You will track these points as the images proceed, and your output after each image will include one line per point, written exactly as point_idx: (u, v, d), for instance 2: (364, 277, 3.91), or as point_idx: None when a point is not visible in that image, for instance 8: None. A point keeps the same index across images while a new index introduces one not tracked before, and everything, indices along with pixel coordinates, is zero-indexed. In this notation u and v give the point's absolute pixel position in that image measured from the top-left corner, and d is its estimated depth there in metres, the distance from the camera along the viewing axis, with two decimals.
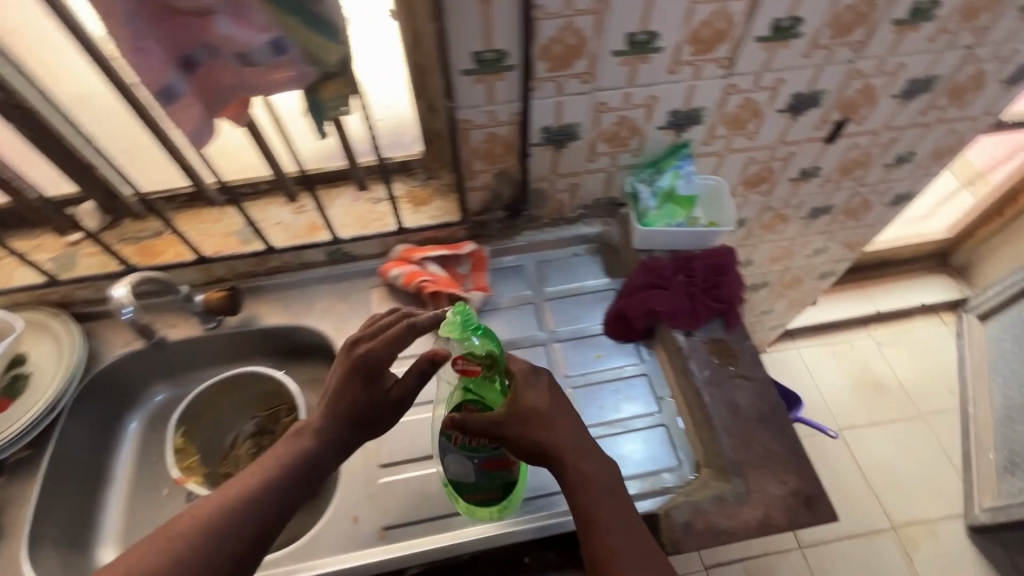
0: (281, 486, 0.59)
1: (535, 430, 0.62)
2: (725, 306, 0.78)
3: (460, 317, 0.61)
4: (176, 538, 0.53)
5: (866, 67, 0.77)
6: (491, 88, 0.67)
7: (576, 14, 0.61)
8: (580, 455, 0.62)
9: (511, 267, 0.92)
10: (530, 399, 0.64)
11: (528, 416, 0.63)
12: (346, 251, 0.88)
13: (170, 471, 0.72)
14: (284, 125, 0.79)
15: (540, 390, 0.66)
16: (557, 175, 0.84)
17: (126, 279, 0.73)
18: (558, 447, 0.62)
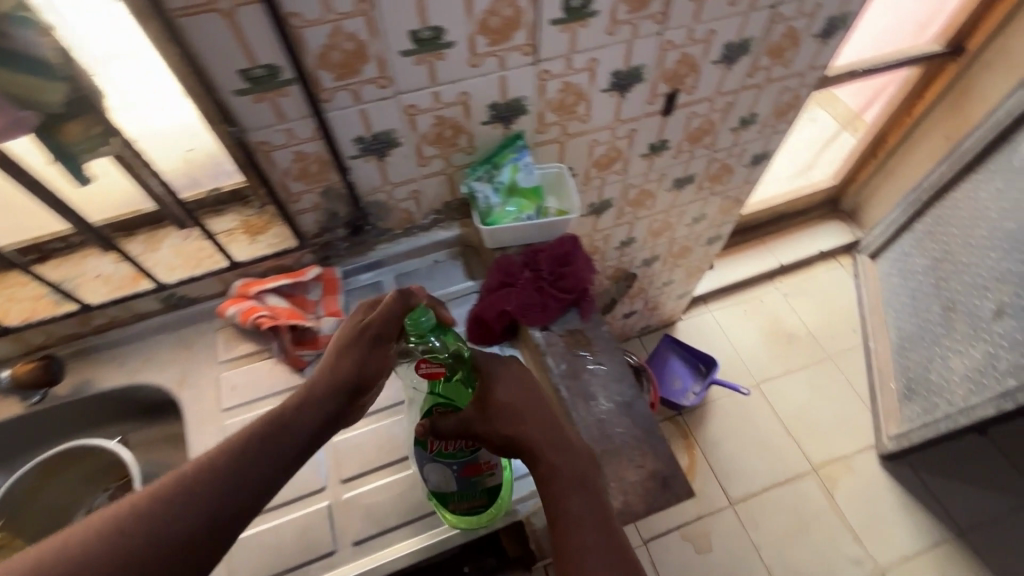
0: (250, 458, 0.51)
1: (503, 422, 0.61)
2: (575, 295, 0.79)
3: (416, 319, 0.62)
4: (114, 517, 0.46)
5: (677, 37, 0.77)
6: (277, 105, 0.62)
7: (341, 18, 0.57)
8: (553, 447, 0.61)
9: (369, 285, 0.88)
10: (500, 390, 0.64)
11: (494, 408, 0.62)
12: (180, 295, 0.81)
13: None
14: (54, 179, 0.69)
15: (507, 377, 0.65)
16: (392, 184, 0.80)
17: None
18: (528, 439, 0.61)
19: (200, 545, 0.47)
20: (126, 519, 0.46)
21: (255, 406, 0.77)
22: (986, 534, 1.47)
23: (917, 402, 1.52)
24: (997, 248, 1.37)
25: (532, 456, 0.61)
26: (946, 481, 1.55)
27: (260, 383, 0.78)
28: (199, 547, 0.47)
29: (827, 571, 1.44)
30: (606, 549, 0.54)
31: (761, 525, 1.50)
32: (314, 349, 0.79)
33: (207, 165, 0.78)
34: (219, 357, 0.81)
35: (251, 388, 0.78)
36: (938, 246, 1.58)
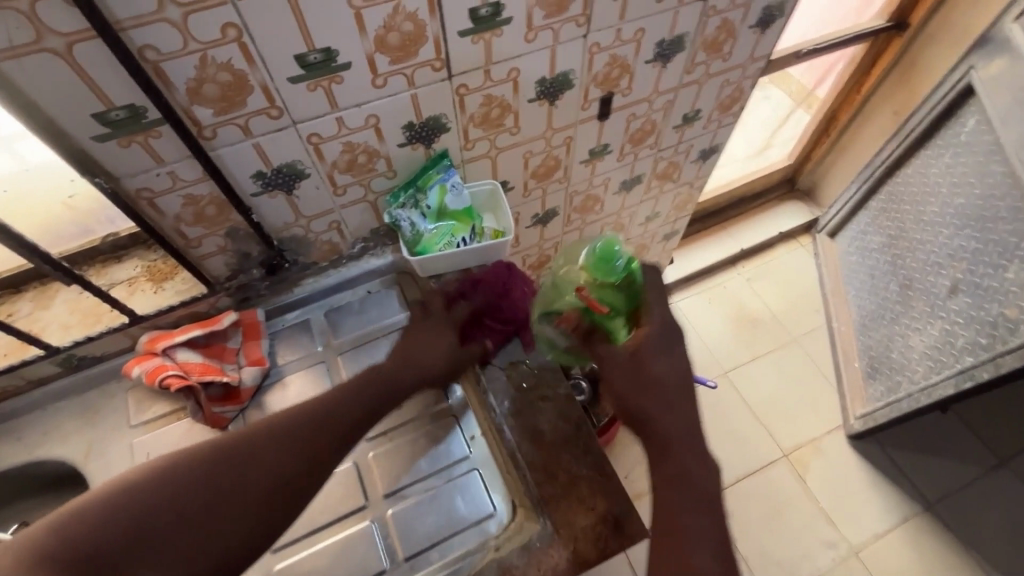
0: (343, 407, 0.59)
1: (649, 391, 0.66)
2: (512, 324, 0.74)
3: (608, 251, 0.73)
4: (225, 440, 0.54)
5: (604, 39, 0.71)
6: (149, 147, 0.55)
7: (207, 47, 0.50)
8: (688, 453, 0.61)
9: (296, 324, 0.81)
10: (656, 370, 0.68)
11: (638, 382, 0.67)
12: (80, 356, 0.73)
13: None
14: None
15: (663, 365, 0.69)
16: (307, 218, 0.73)
17: None
18: (667, 434, 0.62)
19: (293, 478, 0.53)
20: (232, 439, 0.54)
21: None
22: (951, 505, 1.50)
23: (879, 382, 1.53)
24: (948, 224, 1.37)
25: (663, 443, 0.62)
26: (911, 455, 1.57)
27: (177, 447, 0.71)
28: (292, 484, 0.53)
29: (803, 556, 1.44)
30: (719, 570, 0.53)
31: (735, 517, 1.50)
32: (236, 403, 0.72)
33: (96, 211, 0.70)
34: (130, 422, 0.73)
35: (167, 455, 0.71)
36: (892, 223, 1.58)
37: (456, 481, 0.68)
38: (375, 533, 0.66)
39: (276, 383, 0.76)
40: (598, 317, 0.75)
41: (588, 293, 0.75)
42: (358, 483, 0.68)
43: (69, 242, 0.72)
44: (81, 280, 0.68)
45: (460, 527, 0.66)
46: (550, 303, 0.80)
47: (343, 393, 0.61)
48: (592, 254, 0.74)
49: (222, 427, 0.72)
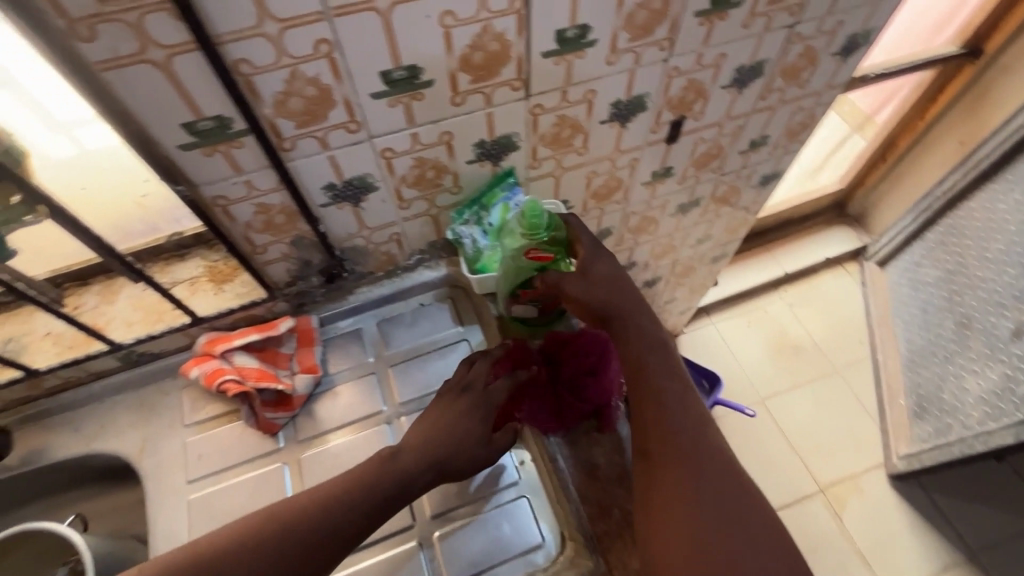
0: (348, 508, 0.57)
1: (603, 288, 0.70)
2: (594, 405, 0.71)
3: (532, 213, 0.66)
4: (205, 553, 0.53)
5: (684, 63, 0.69)
6: (231, 158, 0.55)
7: (298, 62, 0.49)
8: (635, 315, 0.70)
9: (349, 333, 0.80)
10: (601, 266, 0.71)
11: (594, 282, 0.70)
12: (141, 352, 0.74)
13: None
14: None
15: (605, 262, 0.72)
16: (370, 229, 0.72)
17: None
18: (618, 306, 0.70)
19: None
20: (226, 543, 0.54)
21: (222, 477, 0.70)
22: (997, 557, 1.43)
23: (927, 422, 1.47)
24: (1016, 263, 1.30)
25: (620, 317, 0.70)
26: (955, 500, 1.51)
27: (228, 450, 0.72)
28: None
29: None
30: (687, 414, 0.62)
31: None
32: (287, 411, 0.73)
33: (165, 211, 0.70)
34: (184, 421, 0.73)
35: (218, 456, 0.71)
36: (950, 257, 1.51)
37: (505, 507, 0.67)
38: (421, 553, 0.65)
39: (328, 391, 0.76)
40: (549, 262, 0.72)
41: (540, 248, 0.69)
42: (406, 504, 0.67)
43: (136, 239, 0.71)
44: (142, 272, 0.67)
45: (507, 557, 0.64)
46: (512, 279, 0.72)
47: (349, 493, 0.58)
48: (527, 217, 0.67)
49: (273, 434, 0.72)
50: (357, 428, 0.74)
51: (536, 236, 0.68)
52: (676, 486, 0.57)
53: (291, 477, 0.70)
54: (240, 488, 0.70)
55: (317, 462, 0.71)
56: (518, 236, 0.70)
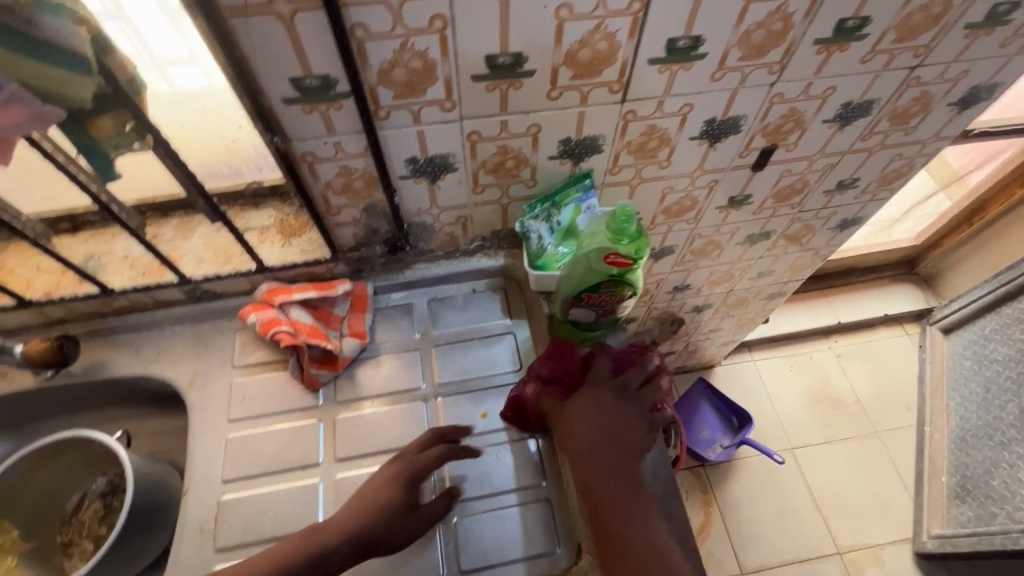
0: None
1: (575, 422, 0.68)
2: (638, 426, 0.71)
3: (623, 220, 0.65)
4: None
5: (790, 90, 0.66)
6: (327, 118, 0.56)
7: (411, 34, 0.50)
8: (607, 456, 0.65)
9: (399, 306, 0.81)
10: (609, 403, 0.70)
11: (578, 418, 0.68)
12: (205, 289, 0.77)
13: None
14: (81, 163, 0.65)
15: (610, 397, 0.70)
16: (440, 208, 0.73)
17: None
18: (581, 447, 0.66)
19: None
20: None
21: (261, 422, 0.73)
22: None
23: (969, 506, 1.40)
24: None
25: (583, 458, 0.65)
26: None
27: (271, 398, 0.74)
28: None
29: None
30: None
31: None
32: (330, 370, 0.75)
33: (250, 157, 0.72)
34: (234, 361, 0.76)
35: (261, 401, 0.74)
36: None
37: (522, 506, 0.67)
38: (436, 536, 0.65)
39: (371, 359, 0.77)
40: (624, 276, 0.69)
41: (621, 257, 0.67)
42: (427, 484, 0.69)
43: (217, 181, 0.74)
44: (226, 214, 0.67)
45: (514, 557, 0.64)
46: (581, 281, 0.69)
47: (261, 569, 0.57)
48: (617, 220, 0.66)
49: (313, 390, 0.75)
50: (393, 400, 0.75)
51: (619, 242, 0.67)
52: None
53: (324, 434, 0.73)
54: (276, 436, 0.72)
55: (351, 426, 0.73)
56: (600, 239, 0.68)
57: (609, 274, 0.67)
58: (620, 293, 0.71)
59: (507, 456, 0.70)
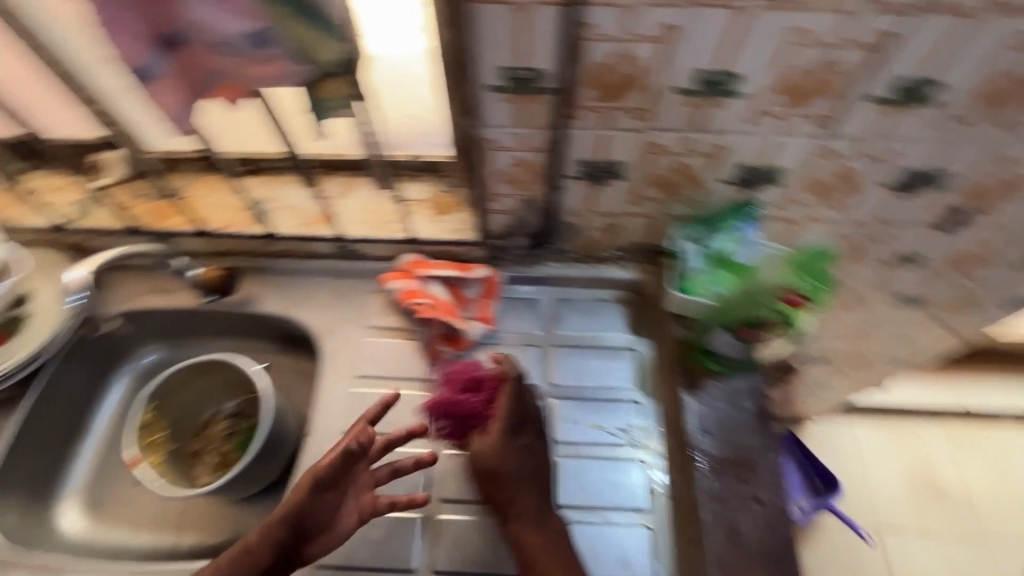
0: None
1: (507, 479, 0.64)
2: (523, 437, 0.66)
3: (818, 260, 0.70)
4: None
5: (1013, 152, 0.59)
6: (522, 110, 0.57)
7: (635, 40, 0.49)
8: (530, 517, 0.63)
9: (526, 299, 0.82)
10: (501, 459, 0.64)
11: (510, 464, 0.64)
12: (354, 249, 0.82)
13: (126, 450, 0.74)
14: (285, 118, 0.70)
15: (517, 454, 0.65)
16: (592, 213, 0.72)
17: (87, 262, 0.72)
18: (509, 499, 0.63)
19: None
20: None
21: (384, 383, 0.77)
22: None
23: None
24: None
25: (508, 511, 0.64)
26: None
27: (396, 363, 0.78)
28: None
29: None
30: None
31: None
32: (454, 348, 0.77)
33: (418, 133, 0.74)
34: (367, 321, 0.81)
35: (386, 364, 0.78)
36: None
37: (625, 529, 0.66)
38: None
39: (492, 346, 0.78)
40: (789, 320, 0.68)
41: (797, 296, 0.67)
42: None
43: (386, 148, 0.77)
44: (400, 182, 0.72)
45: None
46: (741, 308, 0.68)
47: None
48: (812, 258, 0.70)
49: (433, 364, 0.77)
50: None
51: (801, 282, 0.68)
52: None
53: None
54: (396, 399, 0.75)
55: None
56: (778, 274, 0.68)
57: (784, 311, 0.67)
58: (773, 337, 0.71)
59: (616, 472, 0.69)
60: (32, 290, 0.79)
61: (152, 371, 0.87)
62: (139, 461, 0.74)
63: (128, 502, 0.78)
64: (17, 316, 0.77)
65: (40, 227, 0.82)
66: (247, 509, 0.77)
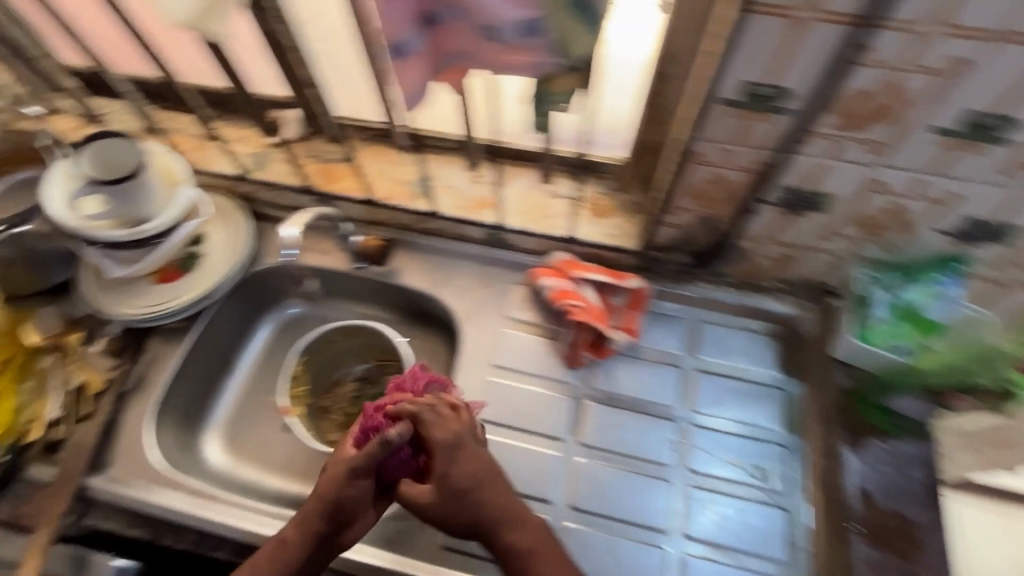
0: None
1: (471, 501, 0.59)
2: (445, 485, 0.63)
3: None
4: None
5: None
6: (747, 128, 0.54)
7: (909, 70, 0.46)
8: (509, 528, 0.59)
9: (670, 317, 0.79)
10: (452, 477, 0.59)
11: (464, 472, 0.60)
12: (505, 239, 0.82)
13: (280, 398, 0.82)
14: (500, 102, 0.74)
15: (470, 465, 0.60)
16: (772, 241, 0.68)
17: (297, 219, 0.77)
18: (485, 519, 0.59)
19: None
20: None
21: (521, 378, 0.76)
22: None
23: None
24: None
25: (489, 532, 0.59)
26: None
27: (533, 359, 0.77)
28: None
29: None
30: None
31: None
32: (595, 355, 0.76)
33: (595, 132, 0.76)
34: (508, 312, 0.81)
35: (524, 359, 0.78)
36: None
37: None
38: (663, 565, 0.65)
39: (631, 359, 0.77)
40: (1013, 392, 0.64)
41: None
42: (665, 509, 0.68)
43: (558, 142, 0.78)
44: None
45: None
46: (954, 369, 0.66)
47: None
48: None
49: (570, 367, 0.76)
50: (643, 408, 0.74)
51: None
52: None
53: (571, 414, 0.74)
54: (532, 396, 0.75)
55: (602, 417, 0.73)
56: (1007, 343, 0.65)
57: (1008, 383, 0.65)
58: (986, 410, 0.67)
59: (755, 517, 0.67)
60: (207, 233, 0.85)
61: (294, 323, 0.92)
62: (290, 411, 0.82)
63: (262, 444, 0.82)
64: (193, 253, 0.83)
65: (221, 173, 0.88)
66: None
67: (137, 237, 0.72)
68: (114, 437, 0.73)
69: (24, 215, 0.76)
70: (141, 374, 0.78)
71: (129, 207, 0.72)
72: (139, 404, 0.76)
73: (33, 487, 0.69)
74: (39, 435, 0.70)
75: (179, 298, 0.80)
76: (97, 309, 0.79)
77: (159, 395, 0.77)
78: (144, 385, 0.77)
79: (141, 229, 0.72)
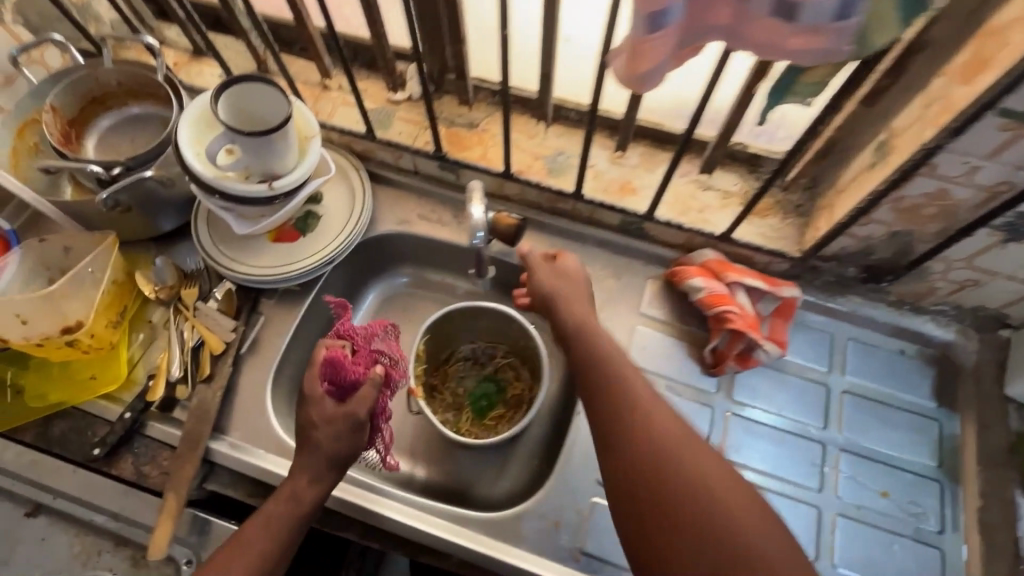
0: (281, 545, 0.56)
1: (571, 300, 0.66)
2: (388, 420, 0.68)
3: None
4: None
5: None
6: (1014, 143, 0.48)
7: None
8: (591, 325, 0.63)
9: (817, 331, 0.74)
10: (570, 275, 0.69)
11: (573, 284, 0.68)
12: (644, 228, 0.77)
13: (409, 379, 0.74)
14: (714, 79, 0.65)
15: (582, 279, 0.69)
16: (968, 265, 0.62)
17: (478, 198, 0.65)
18: (580, 315, 0.64)
19: None
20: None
21: (656, 381, 0.72)
22: None
23: None
24: None
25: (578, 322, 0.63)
26: None
27: (670, 361, 0.73)
28: None
29: None
30: (750, 526, 0.46)
31: None
32: (742, 366, 0.70)
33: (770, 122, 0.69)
34: (641, 308, 0.76)
35: (661, 360, 0.73)
36: None
37: None
38: None
39: (775, 371, 0.72)
40: None
41: None
42: (815, 536, 0.64)
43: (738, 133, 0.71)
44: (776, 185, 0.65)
45: None
46: None
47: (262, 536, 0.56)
48: None
49: (710, 374, 0.72)
50: (787, 426, 0.70)
51: None
52: (688, 489, 0.48)
53: (710, 424, 0.70)
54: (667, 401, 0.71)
55: (743, 431, 0.69)
56: None
57: None
58: None
59: (909, 554, 0.63)
60: (324, 192, 0.80)
61: (402, 294, 0.88)
62: (418, 393, 0.74)
63: None
64: (311, 213, 0.78)
65: (339, 128, 0.81)
66: (485, 460, 0.77)
67: (272, 193, 0.67)
68: (233, 401, 0.70)
69: (144, 158, 0.69)
70: (256, 338, 0.74)
71: (263, 161, 0.66)
72: (255, 367, 0.72)
73: (153, 445, 0.66)
74: (161, 393, 0.67)
75: (300, 260, 0.75)
76: (212, 265, 0.74)
77: (276, 361, 0.73)
78: (260, 349, 0.73)
79: (273, 184, 0.67)
